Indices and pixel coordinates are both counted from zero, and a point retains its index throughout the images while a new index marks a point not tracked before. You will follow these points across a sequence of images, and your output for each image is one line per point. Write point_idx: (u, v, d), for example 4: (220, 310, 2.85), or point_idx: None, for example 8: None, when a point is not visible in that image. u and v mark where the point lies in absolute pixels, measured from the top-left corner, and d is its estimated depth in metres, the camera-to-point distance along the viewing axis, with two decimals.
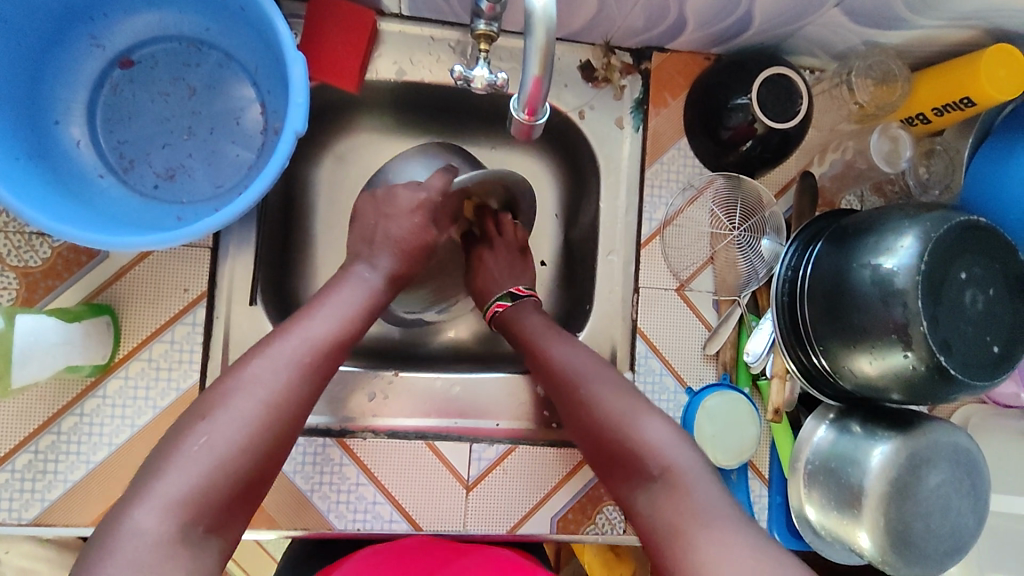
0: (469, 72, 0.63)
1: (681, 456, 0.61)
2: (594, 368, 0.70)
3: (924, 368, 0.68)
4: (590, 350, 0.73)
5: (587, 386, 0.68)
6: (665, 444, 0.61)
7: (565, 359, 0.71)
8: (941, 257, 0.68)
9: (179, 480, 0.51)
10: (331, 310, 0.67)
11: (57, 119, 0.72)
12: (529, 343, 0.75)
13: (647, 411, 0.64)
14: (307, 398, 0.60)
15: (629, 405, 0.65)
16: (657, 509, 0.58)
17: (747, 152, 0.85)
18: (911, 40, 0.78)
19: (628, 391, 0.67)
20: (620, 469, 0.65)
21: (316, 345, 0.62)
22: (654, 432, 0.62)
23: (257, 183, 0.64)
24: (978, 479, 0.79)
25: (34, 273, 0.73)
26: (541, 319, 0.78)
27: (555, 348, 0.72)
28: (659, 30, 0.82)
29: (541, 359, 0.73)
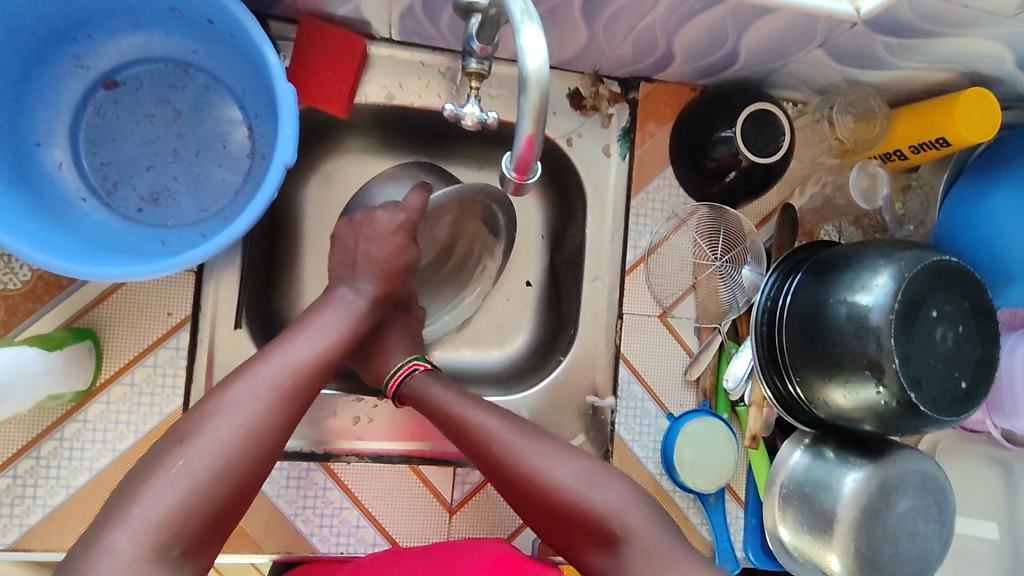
0: (460, 109, 0.63)
1: (634, 516, 0.62)
2: (517, 432, 0.68)
3: (895, 403, 0.70)
4: (500, 410, 0.71)
5: (519, 457, 0.66)
6: (620, 507, 0.63)
7: (491, 428, 0.68)
8: (915, 295, 0.71)
9: (156, 503, 0.50)
10: (308, 334, 0.65)
11: (39, 141, 0.71)
12: (444, 413, 0.70)
13: (601, 477, 0.64)
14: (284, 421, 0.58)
15: (576, 471, 0.65)
16: (621, 573, 0.60)
17: (731, 183, 0.87)
18: (890, 79, 0.80)
19: (569, 454, 0.66)
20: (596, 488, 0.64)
21: (291, 371, 0.61)
22: (606, 496, 0.63)
23: (245, 214, 0.64)
24: (944, 506, 0.82)
25: (14, 296, 0.72)
26: (445, 387, 0.73)
27: (477, 417, 0.69)
28: (647, 62, 0.83)
29: (467, 433, 0.69)
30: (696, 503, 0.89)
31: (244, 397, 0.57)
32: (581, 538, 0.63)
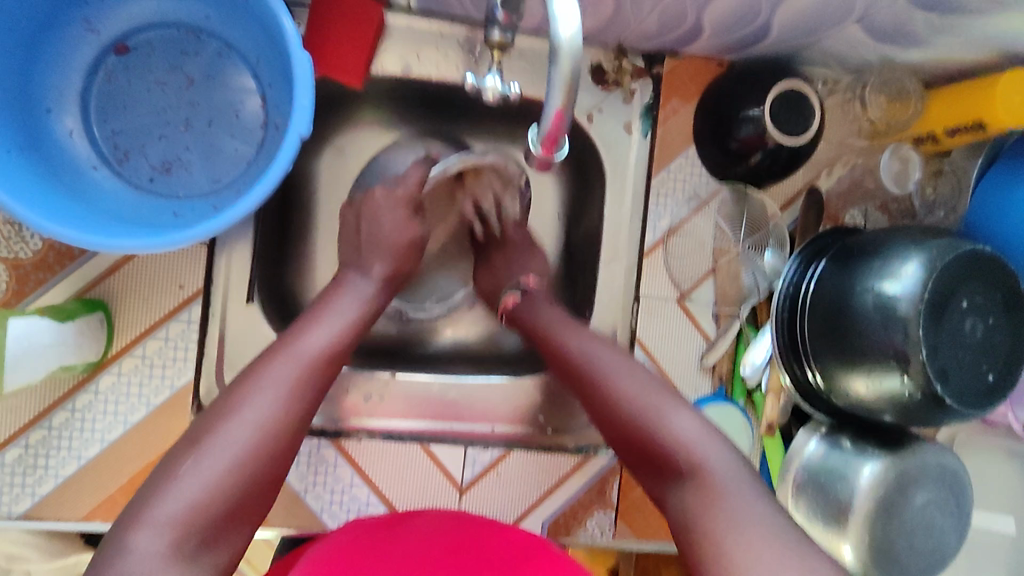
0: (481, 81, 0.60)
1: (710, 453, 0.55)
2: (619, 362, 0.63)
3: (919, 395, 0.68)
4: (599, 336, 0.67)
5: (603, 380, 0.62)
6: (699, 440, 0.56)
7: (581, 351, 0.65)
8: (945, 284, 0.68)
9: (181, 495, 0.49)
10: (336, 312, 0.65)
11: (49, 107, 0.69)
12: (540, 335, 0.70)
13: (677, 406, 0.58)
14: (296, 425, 0.56)
15: (696, 426, 0.57)
16: (685, 522, 0.53)
17: (756, 165, 0.84)
18: (926, 59, 0.77)
19: (657, 382, 0.61)
20: (675, 411, 0.58)
21: (303, 365, 0.58)
22: (685, 426, 0.57)
23: (260, 186, 0.62)
24: (962, 500, 0.81)
25: (25, 265, 0.71)
26: (558, 312, 0.72)
27: (573, 342, 0.66)
28: (674, 35, 0.80)
29: (559, 356, 0.67)
30: None
31: (268, 392, 0.55)
32: (649, 470, 0.58)
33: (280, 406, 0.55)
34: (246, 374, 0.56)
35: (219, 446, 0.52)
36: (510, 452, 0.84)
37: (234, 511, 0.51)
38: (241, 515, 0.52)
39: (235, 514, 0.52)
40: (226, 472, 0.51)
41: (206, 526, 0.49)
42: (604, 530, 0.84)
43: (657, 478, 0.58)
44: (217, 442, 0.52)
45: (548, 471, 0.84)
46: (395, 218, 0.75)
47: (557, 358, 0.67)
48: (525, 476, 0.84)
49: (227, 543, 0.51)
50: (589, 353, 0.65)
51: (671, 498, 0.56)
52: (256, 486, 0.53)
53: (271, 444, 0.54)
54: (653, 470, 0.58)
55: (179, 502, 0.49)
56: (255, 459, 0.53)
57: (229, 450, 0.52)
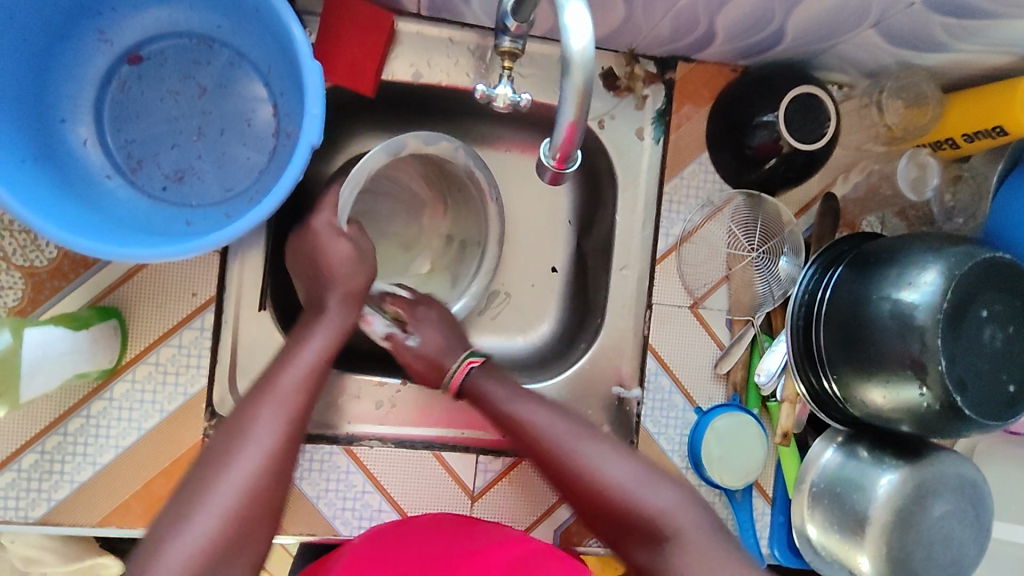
0: (492, 90, 0.60)
1: (660, 498, 0.62)
2: (572, 428, 0.68)
3: (937, 406, 0.67)
4: (558, 407, 0.72)
5: (569, 454, 0.66)
6: (674, 509, 0.61)
7: (541, 422, 0.69)
8: (964, 294, 0.67)
9: (186, 538, 0.52)
10: (298, 358, 0.67)
11: (64, 117, 0.70)
12: (497, 411, 0.72)
13: (657, 481, 0.63)
14: (288, 446, 0.61)
15: (634, 472, 0.64)
16: (667, 572, 0.58)
17: (770, 170, 0.83)
18: (945, 62, 0.76)
19: (630, 457, 0.66)
20: (649, 482, 0.63)
21: (288, 397, 0.63)
22: (660, 499, 0.62)
23: (272, 195, 0.62)
24: (982, 511, 0.79)
25: (40, 273, 0.72)
26: (505, 387, 0.74)
27: (530, 414, 0.70)
28: (686, 41, 0.79)
29: (519, 430, 0.70)
30: (722, 498, 0.86)
31: (261, 433, 0.59)
32: (627, 533, 0.63)
33: (272, 440, 0.60)
34: (234, 421, 0.61)
35: (225, 483, 0.56)
36: (522, 460, 0.83)
37: (239, 544, 0.55)
38: (248, 537, 0.55)
39: (246, 532, 0.55)
40: (228, 518, 0.54)
41: (216, 553, 0.53)
42: None
43: (641, 542, 0.62)
44: (219, 484, 0.56)
45: None
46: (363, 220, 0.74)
47: (510, 422, 0.71)
48: (538, 484, 0.83)
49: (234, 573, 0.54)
50: (544, 423, 0.69)
51: (649, 561, 0.61)
52: (250, 511, 0.56)
53: (266, 479, 0.58)
54: (632, 532, 0.62)
55: (190, 543, 0.52)
56: (251, 500, 0.56)
57: (225, 500, 0.55)
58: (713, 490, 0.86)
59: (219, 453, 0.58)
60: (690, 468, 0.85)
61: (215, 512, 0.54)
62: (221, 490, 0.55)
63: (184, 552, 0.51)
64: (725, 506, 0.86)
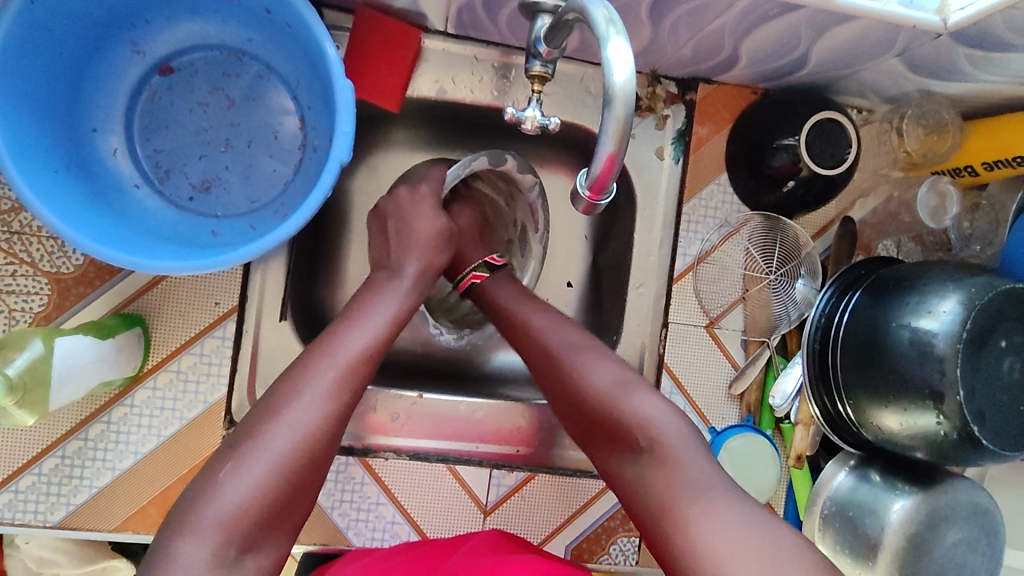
0: (521, 112, 0.61)
1: (670, 427, 0.60)
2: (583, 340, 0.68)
3: (955, 435, 0.67)
4: (564, 318, 0.71)
5: (565, 361, 0.66)
6: (654, 416, 0.60)
7: (544, 331, 0.69)
8: (985, 325, 0.67)
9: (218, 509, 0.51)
10: (368, 316, 0.64)
11: (95, 127, 0.71)
12: (514, 320, 0.72)
13: (638, 388, 0.63)
14: (343, 412, 0.58)
15: (615, 376, 0.64)
16: (643, 482, 0.58)
17: (788, 193, 0.84)
18: (967, 92, 0.76)
19: (609, 362, 0.65)
20: (636, 392, 0.62)
21: (347, 365, 0.59)
22: (672, 426, 0.60)
23: (300, 210, 0.63)
24: (994, 539, 0.79)
25: (66, 279, 0.73)
26: (517, 291, 0.75)
27: (529, 317, 0.71)
28: (710, 63, 0.80)
29: (522, 334, 0.71)
30: None
31: (314, 391, 0.56)
32: (603, 434, 0.62)
33: (328, 403, 0.56)
34: (289, 375, 0.58)
35: (273, 439, 0.54)
36: (535, 475, 0.84)
37: (274, 518, 0.53)
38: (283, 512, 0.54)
39: (291, 495, 0.54)
40: (272, 474, 0.53)
41: (257, 516, 0.52)
42: (626, 555, 0.84)
43: (614, 443, 0.61)
44: (269, 434, 0.54)
45: (571, 497, 0.84)
46: (424, 214, 0.75)
47: (519, 335, 0.71)
48: (551, 499, 0.84)
49: (270, 545, 0.53)
50: (544, 331, 0.69)
51: (628, 468, 0.60)
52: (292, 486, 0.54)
53: (314, 444, 0.55)
54: (608, 433, 0.62)
55: (237, 494, 0.52)
56: (296, 459, 0.54)
57: (267, 455, 0.53)
58: None
59: (262, 410, 0.56)
60: None
61: (264, 464, 0.53)
62: (271, 445, 0.54)
63: (227, 509, 0.51)
64: None
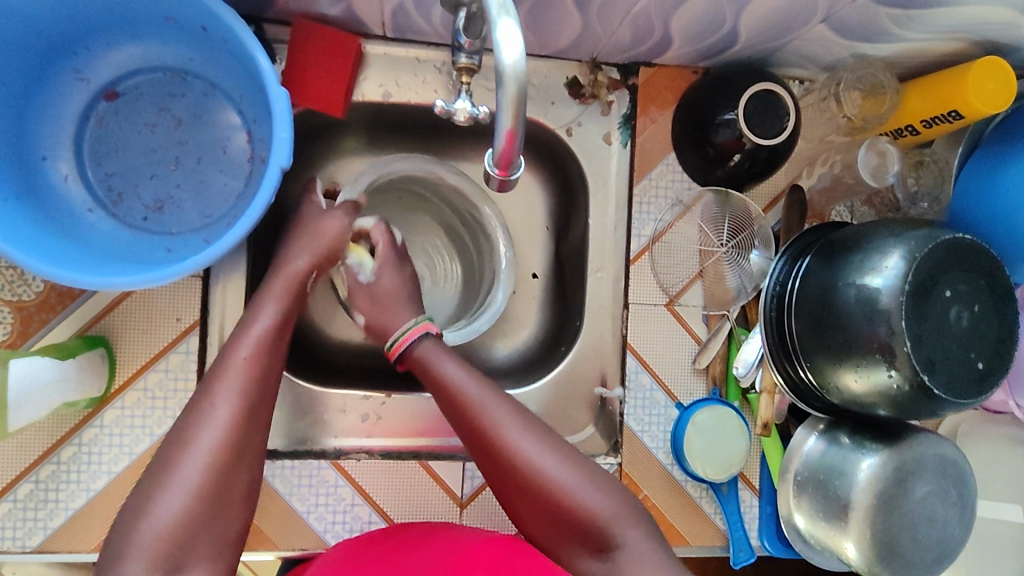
0: (452, 105, 0.63)
1: (617, 513, 0.65)
2: (484, 389, 0.69)
3: (907, 387, 0.68)
4: (490, 383, 0.70)
5: (514, 452, 0.66)
6: (610, 516, 0.65)
7: (500, 423, 0.67)
8: (927, 276, 0.68)
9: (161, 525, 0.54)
10: (258, 326, 0.68)
11: (44, 155, 0.72)
12: (428, 372, 0.72)
13: (592, 481, 0.66)
14: (247, 422, 0.62)
15: (571, 471, 0.66)
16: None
17: (736, 166, 0.84)
18: (897, 53, 0.78)
19: (558, 447, 0.67)
20: (587, 483, 0.66)
21: (246, 371, 0.64)
22: (596, 500, 0.65)
23: (245, 217, 0.65)
24: (965, 489, 0.80)
25: (28, 306, 0.74)
26: (459, 367, 0.71)
27: (469, 387, 0.69)
28: (646, 46, 0.81)
29: (464, 416, 0.68)
30: (709, 492, 0.88)
31: (219, 406, 0.61)
32: (575, 538, 0.66)
33: (233, 413, 0.61)
34: (200, 392, 0.62)
35: (190, 461, 0.58)
36: None
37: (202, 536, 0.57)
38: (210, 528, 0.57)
39: (214, 508, 0.58)
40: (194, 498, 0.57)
41: (185, 531, 0.56)
42: None
43: (584, 543, 0.65)
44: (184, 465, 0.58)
45: None
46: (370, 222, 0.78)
47: (454, 408, 0.69)
48: None
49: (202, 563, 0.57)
50: (495, 423, 0.67)
51: (595, 567, 0.65)
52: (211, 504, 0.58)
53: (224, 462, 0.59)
54: (578, 533, 0.65)
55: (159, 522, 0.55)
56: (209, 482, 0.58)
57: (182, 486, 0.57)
58: (699, 485, 0.87)
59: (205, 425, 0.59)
60: (674, 464, 0.87)
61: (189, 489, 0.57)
62: (188, 468, 0.58)
63: (154, 533, 0.55)
64: (712, 500, 0.87)
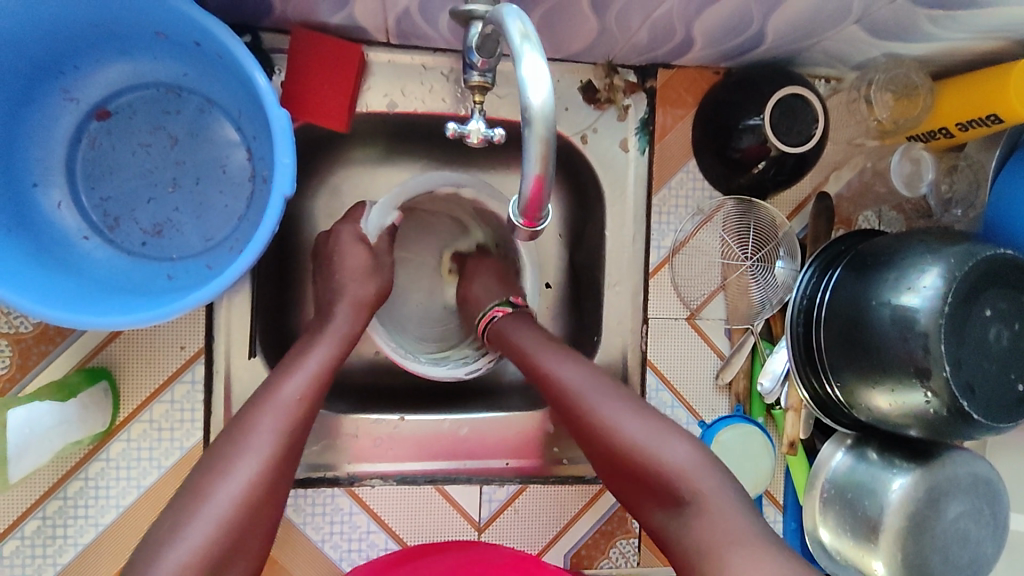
0: (464, 126, 0.58)
1: (705, 475, 0.57)
2: (594, 381, 0.64)
3: (944, 411, 0.65)
4: (588, 362, 0.67)
5: (594, 412, 0.62)
6: (690, 469, 0.58)
7: (571, 378, 0.64)
8: (967, 295, 0.65)
9: None
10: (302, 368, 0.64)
11: (35, 182, 0.69)
12: (527, 360, 0.67)
13: (672, 435, 0.60)
14: (286, 461, 0.58)
15: (647, 427, 0.60)
16: (686, 539, 0.55)
17: (760, 174, 0.81)
18: (933, 52, 0.73)
19: (643, 410, 0.62)
20: (664, 438, 0.60)
21: (291, 406, 0.60)
22: (678, 455, 0.58)
23: (248, 249, 0.61)
24: (998, 508, 0.78)
25: (26, 339, 0.71)
26: (534, 336, 0.69)
27: (557, 364, 0.65)
28: (665, 48, 0.77)
29: (545, 379, 0.66)
30: None
31: (257, 441, 0.57)
32: (647, 493, 0.59)
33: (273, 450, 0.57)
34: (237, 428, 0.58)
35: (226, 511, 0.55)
36: (526, 487, 0.82)
37: None
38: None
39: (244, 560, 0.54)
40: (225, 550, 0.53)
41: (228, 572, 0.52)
42: (627, 557, 0.84)
43: (656, 499, 0.59)
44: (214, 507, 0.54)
45: (566, 505, 0.83)
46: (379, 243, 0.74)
47: (538, 379, 0.66)
48: (545, 510, 0.82)
49: None
50: (572, 380, 0.64)
51: (666, 520, 0.58)
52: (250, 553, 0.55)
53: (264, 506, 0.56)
54: (653, 490, 0.59)
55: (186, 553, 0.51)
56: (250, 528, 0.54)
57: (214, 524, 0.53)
58: None
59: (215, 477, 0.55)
60: None
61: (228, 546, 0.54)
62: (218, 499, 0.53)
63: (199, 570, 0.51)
64: None
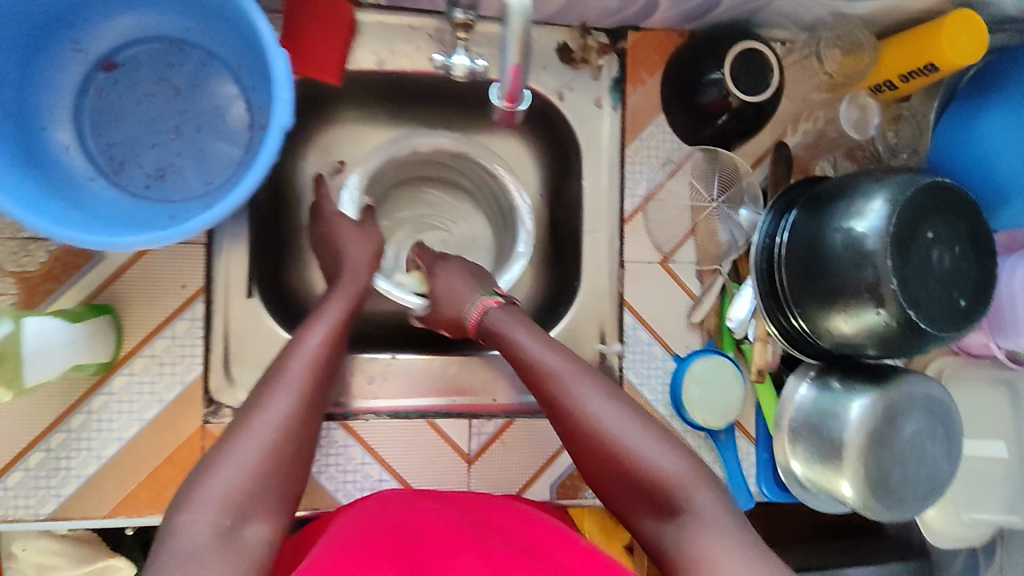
0: (449, 59, 0.65)
1: (687, 475, 0.63)
2: (572, 367, 0.68)
3: (895, 324, 0.71)
4: (570, 353, 0.71)
5: (583, 412, 0.66)
6: (676, 471, 0.63)
7: (558, 371, 0.68)
8: (911, 218, 0.72)
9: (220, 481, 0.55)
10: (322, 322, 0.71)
11: (44, 125, 0.73)
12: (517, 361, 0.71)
13: (659, 441, 0.65)
14: (311, 410, 0.63)
15: (635, 427, 0.65)
16: (677, 542, 0.60)
17: (723, 125, 0.88)
18: (875, 10, 0.81)
19: (626, 406, 0.67)
20: (656, 444, 0.64)
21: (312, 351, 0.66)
22: (667, 462, 0.63)
23: (250, 178, 0.66)
24: (952, 427, 0.84)
25: (33, 277, 0.74)
26: (530, 334, 0.72)
27: (547, 358, 0.69)
28: (634, 9, 0.83)
29: (537, 379, 0.69)
30: (708, 441, 0.90)
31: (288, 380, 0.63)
32: (637, 498, 0.64)
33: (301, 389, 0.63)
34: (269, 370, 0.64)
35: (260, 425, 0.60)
36: (513, 420, 0.86)
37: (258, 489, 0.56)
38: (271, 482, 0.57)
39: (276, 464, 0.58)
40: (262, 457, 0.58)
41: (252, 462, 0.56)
42: None
43: (647, 505, 0.63)
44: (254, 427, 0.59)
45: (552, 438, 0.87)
46: None
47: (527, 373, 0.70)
48: (532, 442, 0.87)
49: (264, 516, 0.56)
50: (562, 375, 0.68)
51: (657, 526, 0.63)
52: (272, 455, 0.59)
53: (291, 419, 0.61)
54: (643, 494, 0.63)
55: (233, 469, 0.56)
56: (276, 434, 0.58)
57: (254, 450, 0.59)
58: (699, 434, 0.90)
59: None
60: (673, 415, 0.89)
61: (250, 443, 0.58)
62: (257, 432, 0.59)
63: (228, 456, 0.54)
64: (711, 449, 0.90)
